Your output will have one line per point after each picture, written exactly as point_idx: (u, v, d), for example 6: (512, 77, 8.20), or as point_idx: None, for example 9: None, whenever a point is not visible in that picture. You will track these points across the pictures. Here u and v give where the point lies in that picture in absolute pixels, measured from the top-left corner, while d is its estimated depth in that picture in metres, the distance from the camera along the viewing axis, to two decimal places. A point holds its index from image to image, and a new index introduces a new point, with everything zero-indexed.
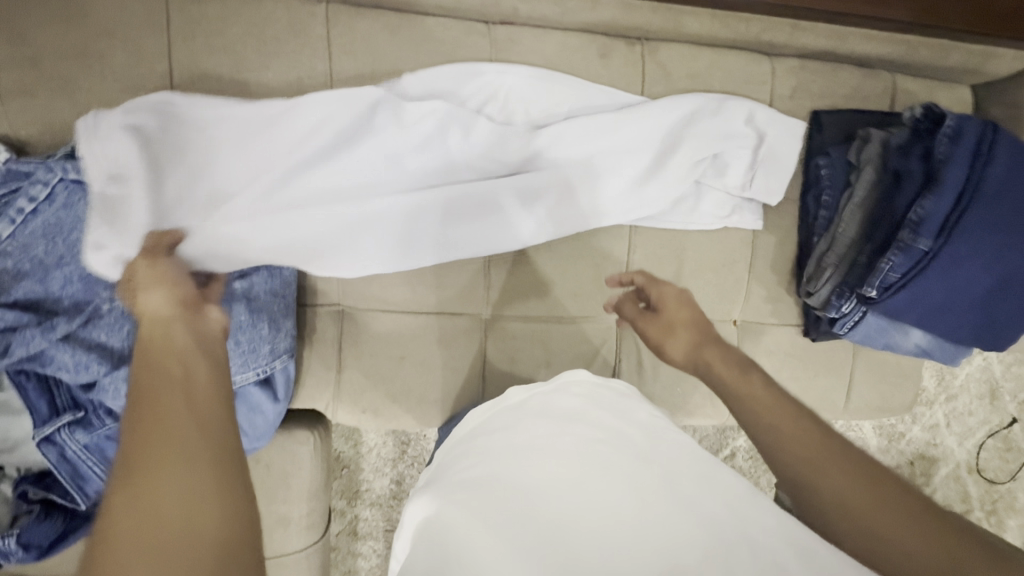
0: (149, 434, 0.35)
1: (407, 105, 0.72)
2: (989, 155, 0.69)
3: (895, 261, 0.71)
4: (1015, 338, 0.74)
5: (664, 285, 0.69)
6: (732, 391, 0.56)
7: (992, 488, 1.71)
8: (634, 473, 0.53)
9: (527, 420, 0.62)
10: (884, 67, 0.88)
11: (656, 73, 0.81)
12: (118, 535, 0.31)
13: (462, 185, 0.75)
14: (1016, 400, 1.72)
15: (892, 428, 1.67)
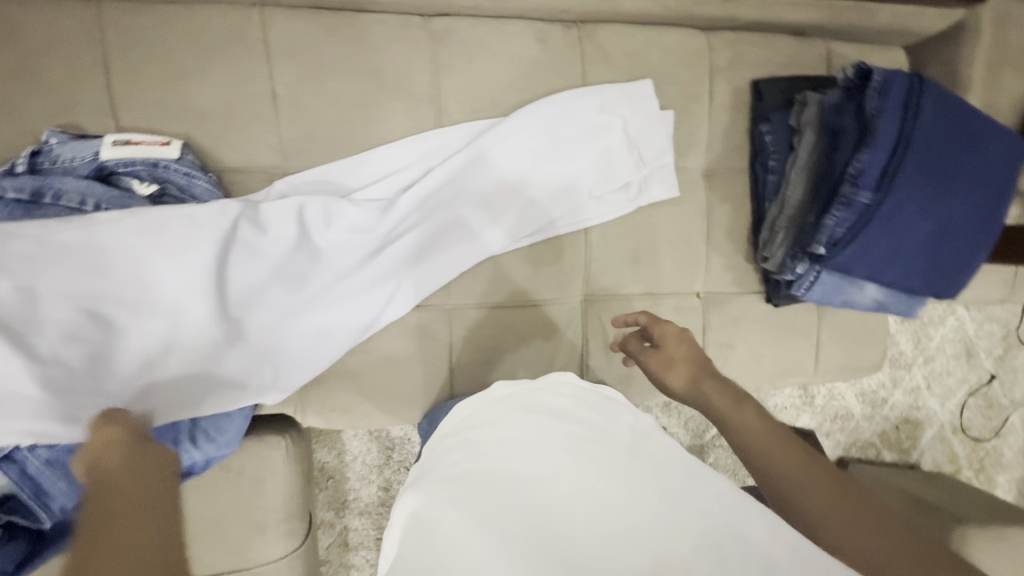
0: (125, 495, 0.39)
1: (264, 208, 0.70)
2: (918, 104, 0.71)
3: (838, 217, 0.73)
4: (960, 281, 0.77)
5: (665, 323, 0.70)
6: (727, 416, 0.56)
7: (977, 446, 1.74)
8: (627, 471, 0.51)
9: (508, 420, 0.58)
10: (817, 35, 0.91)
11: (596, 54, 0.83)
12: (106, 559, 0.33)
13: (405, 230, 0.78)
14: (992, 356, 1.75)
15: (875, 395, 1.69)
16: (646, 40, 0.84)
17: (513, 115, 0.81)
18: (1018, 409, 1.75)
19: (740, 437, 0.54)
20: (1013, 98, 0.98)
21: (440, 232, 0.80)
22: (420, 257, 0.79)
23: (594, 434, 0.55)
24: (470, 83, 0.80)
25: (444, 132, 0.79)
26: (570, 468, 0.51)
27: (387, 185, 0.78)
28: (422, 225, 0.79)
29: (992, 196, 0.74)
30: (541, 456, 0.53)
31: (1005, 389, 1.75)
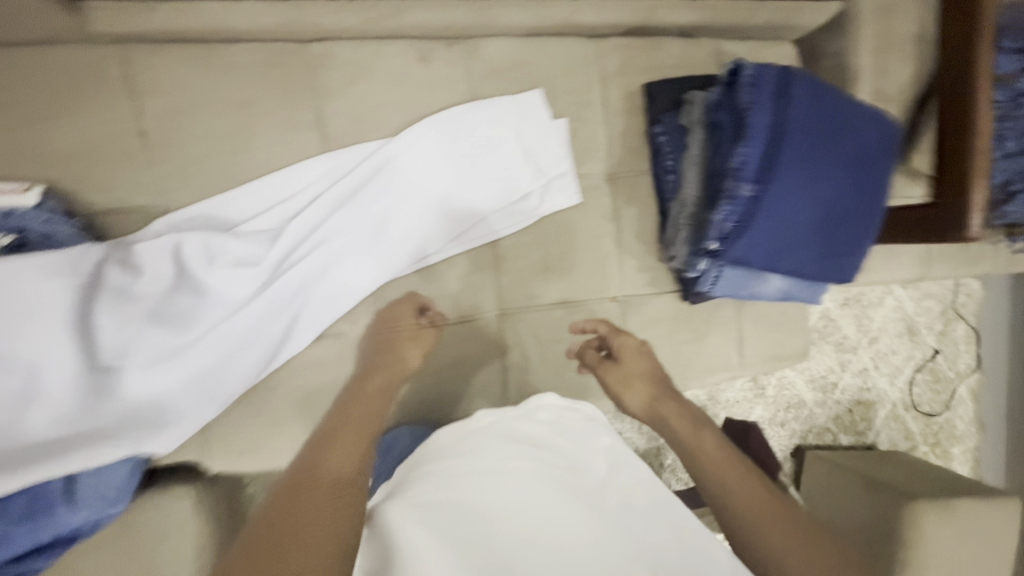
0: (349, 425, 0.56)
1: (136, 250, 0.69)
2: (790, 96, 0.72)
3: (725, 212, 0.73)
4: (854, 263, 0.79)
5: (622, 337, 0.81)
6: (683, 433, 0.65)
7: (930, 421, 1.75)
8: (592, 498, 0.56)
9: (481, 448, 0.61)
10: (704, 34, 0.92)
11: (482, 69, 0.83)
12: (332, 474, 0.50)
13: (298, 258, 0.76)
14: (934, 332, 1.76)
15: (824, 380, 1.69)
16: (533, 51, 0.85)
17: (403, 135, 0.80)
18: (964, 381, 1.76)
19: (700, 463, 0.61)
20: (900, 81, 1.02)
21: (340, 257, 0.78)
22: (322, 284, 0.77)
23: (565, 460, 0.61)
24: (357, 107, 0.80)
25: (329, 157, 0.78)
26: (540, 488, 0.56)
27: (278, 214, 0.76)
28: (320, 251, 0.77)
29: (871, 179, 0.76)
30: (512, 479, 0.56)
31: (950, 362, 1.77)
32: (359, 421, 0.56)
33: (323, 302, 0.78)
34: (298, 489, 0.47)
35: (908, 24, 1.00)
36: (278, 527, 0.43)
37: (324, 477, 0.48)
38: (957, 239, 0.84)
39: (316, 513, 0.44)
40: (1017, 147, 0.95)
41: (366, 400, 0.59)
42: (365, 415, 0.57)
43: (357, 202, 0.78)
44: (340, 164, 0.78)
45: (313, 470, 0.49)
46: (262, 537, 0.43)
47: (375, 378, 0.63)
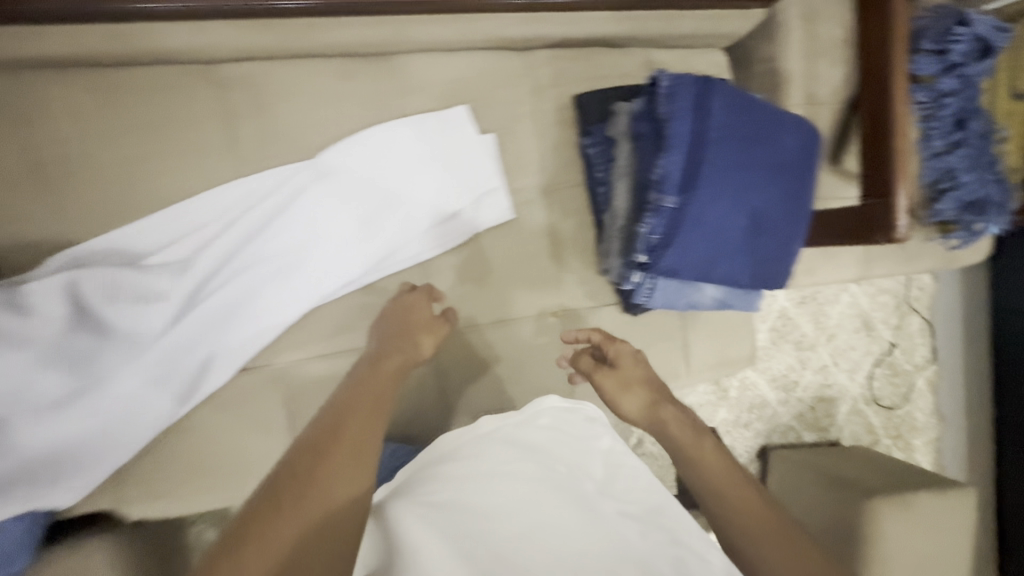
0: (356, 408, 0.48)
1: (26, 290, 0.64)
2: (707, 106, 0.71)
3: (651, 224, 0.72)
4: (784, 270, 0.79)
5: (620, 343, 0.71)
6: (682, 442, 0.61)
7: (891, 415, 1.68)
8: (593, 506, 0.52)
9: (482, 452, 0.55)
10: (635, 43, 0.92)
11: (407, 84, 0.80)
12: (330, 471, 0.43)
13: (213, 289, 0.73)
14: (890, 327, 1.67)
15: (785, 377, 1.62)
16: (458, 65, 0.83)
17: (321, 156, 0.77)
18: (923, 373, 1.69)
19: (693, 477, 0.59)
20: (832, 84, 1.02)
21: (257, 287, 0.75)
22: (242, 317, 0.75)
23: (569, 466, 0.56)
24: (273, 128, 0.76)
25: (241, 183, 0.74)
26: (543, 496, 0.51)
27: (186, 245, 0.72)
28: (234, 283, 0.74)
29: (794, 186, 0.76)
30: (513, 485, 0.51)
31: (907, 355, 1.68)
32: (376, 401, 0.50)
33: (242, 334, 0.75)
34: (307, 474, 0.42)
35: (835, 29, 1.01)
36: (284, 516, 0.40)
37: (338, 468, 0.43)
38: (882, 242, 0.84)
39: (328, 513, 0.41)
40: (944, 146, 0.96)
41: (381, 380, 0.53)
42: (382, 397, 0.50)
43: (277, 226, 0.75)
44: (255, 189, 0.75)
45: (324, 456, 0.43)
46: (263, 519, 0.39)
47: (390, 357, 0.57)
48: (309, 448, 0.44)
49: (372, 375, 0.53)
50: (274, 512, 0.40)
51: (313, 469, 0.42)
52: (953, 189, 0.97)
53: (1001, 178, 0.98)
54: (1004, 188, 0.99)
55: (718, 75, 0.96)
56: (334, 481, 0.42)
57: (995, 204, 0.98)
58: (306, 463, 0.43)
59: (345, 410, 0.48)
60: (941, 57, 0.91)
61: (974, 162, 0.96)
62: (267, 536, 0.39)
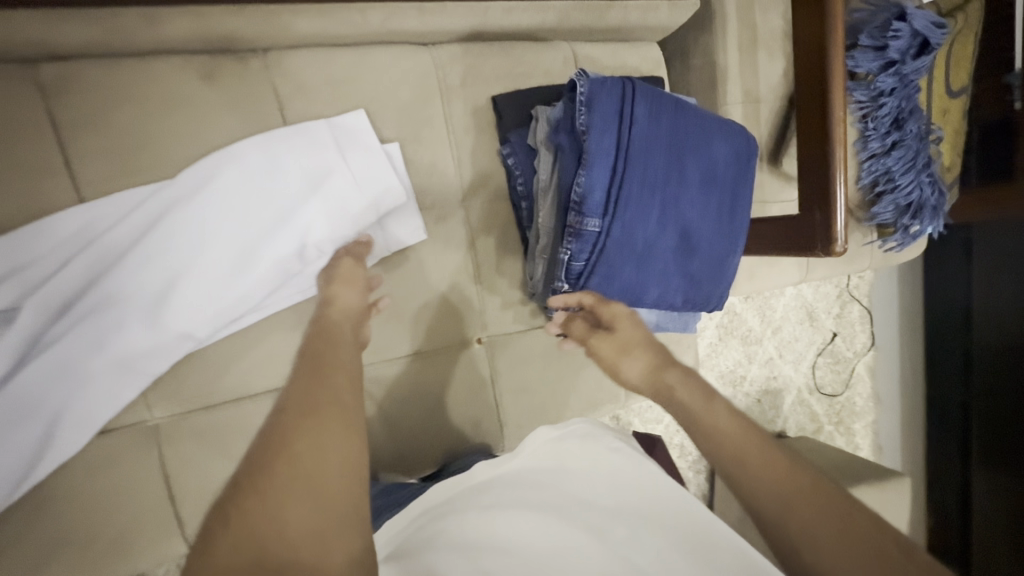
0: (308, 379, 0.44)
1: None
2: (630, 114, 0.63)
3: (573, 249, 0.64)
4: (721, 290, 0.72)
5: (613, 304, 0.63)
6: (695, 411, 0.49)
7: (834, 402, 1.60)
8: (601, 535, 0.51)
9: (491, 487, 0.57)
10: (557, 36, 0.83)
11: (290, 87, 0.69)
12: (295, 445, 0.38)
13: (52, 339, 0.62)
14: (833, 315, 1.59)
15: (734, 373, 1.50)
16: (353, 63, 0.71)
17: (182, 176, 0.64)
18: (863, 359, 1.62)
19: (712, 449, 0.46)
20: (771, 80, 0.96)
21: (110, 335, 0.63)
22: (96, 371, 0.63)
23: (576, 496, 0.55)
24: (119, 142, 0.62)
25: (75, 213, 0.61)
26: (557, 528, 0.51)
27: (12, 292, 0.60)
28: (79, 333, 0.62)
29: (727, 201, 0.70)
30: (526, 518, 0.52)
31: (848, 342, 1.61)
32: (338, 371, 0.45)
33: (94, 391, 0.63)
34: (275, 452, 0.37)
35: (773, 20, 0.95)
36: (267, 498, 0.35)
37: (319, 436, 0.39)
38: (821, 253, 0.80)
39: (324, 482, 0.37)
40: (881, 148, 0.92)
41: (335, 349, 0.49)
42: (341, 365, 0.46)
43: (129, 260, 0.63)
44: (95, 217, 0.62)
45: (300, 429, 0.39)
46: (246, 507, 0.35)
47: (334, 326, 0.53)
48: (278, 428, 0.39)
49: (325, 344, 0.49)
50: (259, 493, 0.35)
51: (287, 443, 0.38)
52: (889, 192, 0.95)
53: (935, 179, 0.95)
54: (939, 189, 0.96)
55: (652, 70, 0.88)
56: (302, 453, 0.38)
57: (930, 207, 0.95)
58: (279, 440, 0.38)
59: (308, 382, 0.43)
60: (879, 53, 0.87)
61: (911, 164, 0.92)
62: (259, 520, 0.34)
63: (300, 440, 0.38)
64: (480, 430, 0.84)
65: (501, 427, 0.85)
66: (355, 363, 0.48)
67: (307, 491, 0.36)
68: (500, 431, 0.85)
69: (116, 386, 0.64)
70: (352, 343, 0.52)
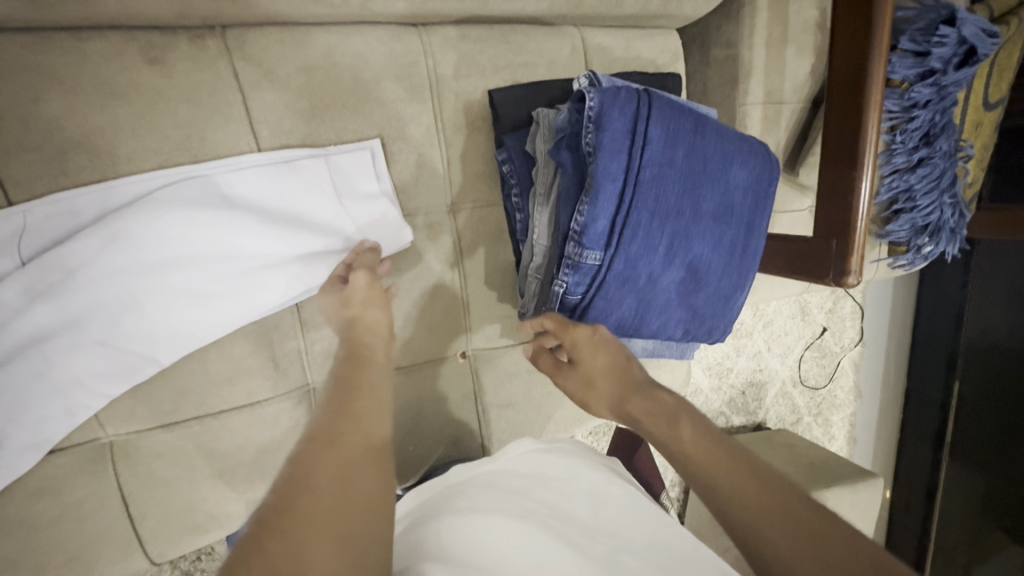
0: (339, 412, 0.45)
1: None
2: (644, 134, 0.56)
3: (568, 282, 0.58)
4: (724, 324, 0.68)
5: (576, 327, 0.59)
6: (659, 435, 0.51)
7: (815, 394, 1.42)
8: (581, 541, 0.49)
9: (470, 488, 0.56)
10: (568, 21, 0.74)
11: (255, 73, 0.60)
12: (320, 477, 0.39)
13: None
14: (826, 308, 1.39)
15: (719, 364, 1.30)
16: (330, 48, 0.62)
17: (134, 181, 0.57)
18: (849, 354, 1.42)
19: (689, 472, 0.47)
20: (797, 78, 0.88)
21: (60, 355, 0.58)
22: (46, 393, 0.58)
23: (556, 507, 0.53)
24: (56, 135, 0.54)
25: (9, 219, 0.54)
26: (536, 533, 0.48)
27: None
28: (25, 352, 0.56)
29: (741, 232, 0.64)
30: (502, 521, 0.49)
31: (837, 336, 1.41)
32: (368, 400, 0.47)
33: (41, 411, 0.58)
34: (304, 482, 0.38)
35: (805, 10, 0.85)
36: (297, 530, 0.35)
37: (345, 470, 0.40)
38: (833, 283, 0.76)
39: (353, 517, 0.38)
40: (906, 163, 0.85)
41: (364, 377, 0.51)
42: (372, 392, 0.49)
43: (75, 274, 0.56)
44: (34, 225, 0.55)
45: (326, 460, 0.40)
46: (275, 537, 0.35)
47: (364, 351, 0.55)
48: (306, 457, 0.41)
49: (354, 377, 0.50)
50: (288, 528, 0.35)
51: (316, 474, 0.39)
52: (908, 211, 0.89)
53: (957, 200, 0.90)
54: (959, 211, 0.91)
55: (669, 64, 0.80)
56: (328, 484, 0.39)
57: (948, 229, 0.91)
58: (307, 472, 0.39)
59: (336, 412, 0.45)
60: (919, 60, 0.79)
61: (935, 183, 0.86)
62: (289, 549, 0.34)
63: (329, 469, 0.40)
64: (460, 446, 0.79)
65: (482, 443, 0.81)
66: (386, 390, 0.50)
67: (331, 525, 0.37)
68: (480, 447, 0.82)
69: (65, 405, 0.59)
70: (382, 368, 0.54)
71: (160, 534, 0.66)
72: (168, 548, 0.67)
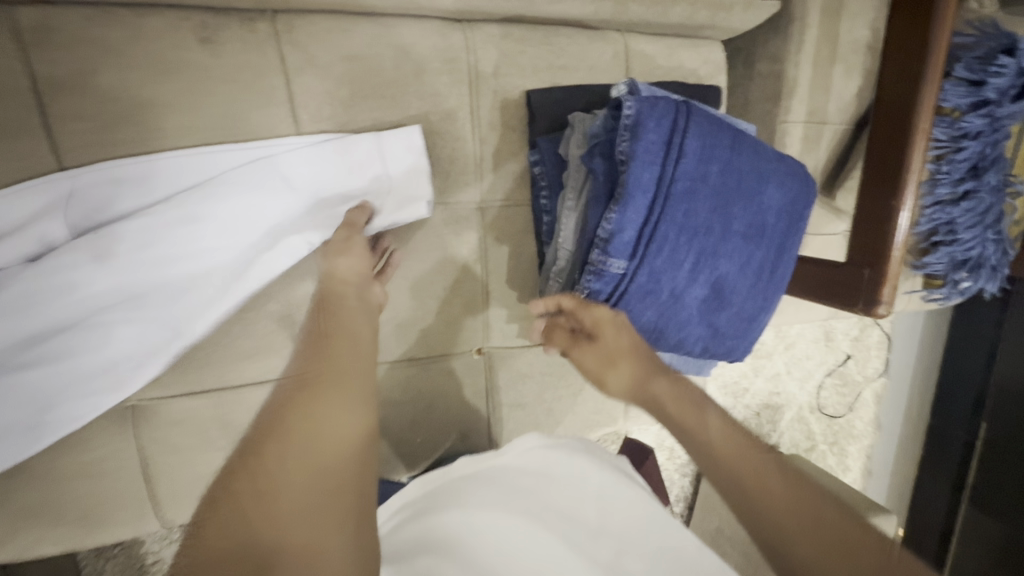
0: (314, 365, 0.46)
1: None
2: (680, 146, 0.56)
3: (591, 289, 0.58)
4: (745, 345, 0.67)
5: (596, 306, 0.57)
6: (683, 425, 0.49)
7: (833, 423, 1.38)
8: (584, 548, 0.48)
9: (474, 483, 0.55)
10: (611, 26, 0.74)
11: (300, 59, 0.61)
12: (286, 421, 0.39)
13: (34, 322, 0.57)
14: (850, 336, 1.36)
15: (736, 384, 1.27)
16: (375, 39, 0.63)
17: (176, 156, 0.59)
18: (871, 385, 1.39)
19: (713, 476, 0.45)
20: (841, 100, 0.86)
21: (104, 326, 0.60)
22: (95, 370, 0.60)
23: (559, 507, 0.52)
24: (107, 105, 0.56)
25: (70, 199, 0.57)
26: (540, 536, 0.49)
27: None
28: (80, 329, 0.59)
29: (771, 253, 0.63)
30: (512, 520, 0.49)
31: (861, 365, 1.38)
32: (352, 361, 0.47)
33: (73, 373, 0.59)
34: (276, 428, 0.39)
35: (855, 30, 0.83)
36: (259, 475, 0.36)
37: (313, 411, 0.41)
38: (862, 312, 0.74)
39: (319, 452, 0.38)
40: (949, 196, 0.82)
41: (342, 327, 0.51)
42: (353, 349, 0.49)
43: (112, 245, 0.58)
44: (73, 189, 0.57)
45: (298, 404, 0.41)
46: (240, 489, 0.35)
47: (342, 299, 0.55)
48: (280, 405, 0.42)
49: (330, 330, 0.51)
50: (252, 474, 0.36)
51: (284, 417, 0.40)
52: (947, 244, 0.85)
53: (1001, 237, 0.86)
54: (1003, 249, 0.88)
55: (711, 76, 0.79)
56: (292, 427, 0.39)
57: (990, 266, 0.87)
58: (278, 425, 0.39)
59: (313, 368, 0.46)
60: (973, 89, 0.77)
61: (979, 218, 0.83)
62: (251, 496, 0.35)
63: (299, 428, 0.39)
64: (469, 440, 0.80)
65: (490, 441, 0.81)
66: (366, 348, 0.50)
67: (293, 466, 0.37)
68: (488, 444, 0.82)
69: (101, 369, 0.61)
70: (360, 318, 0.53)
71: (175, 495, 0.68)
72: (181, 511, 0.69)
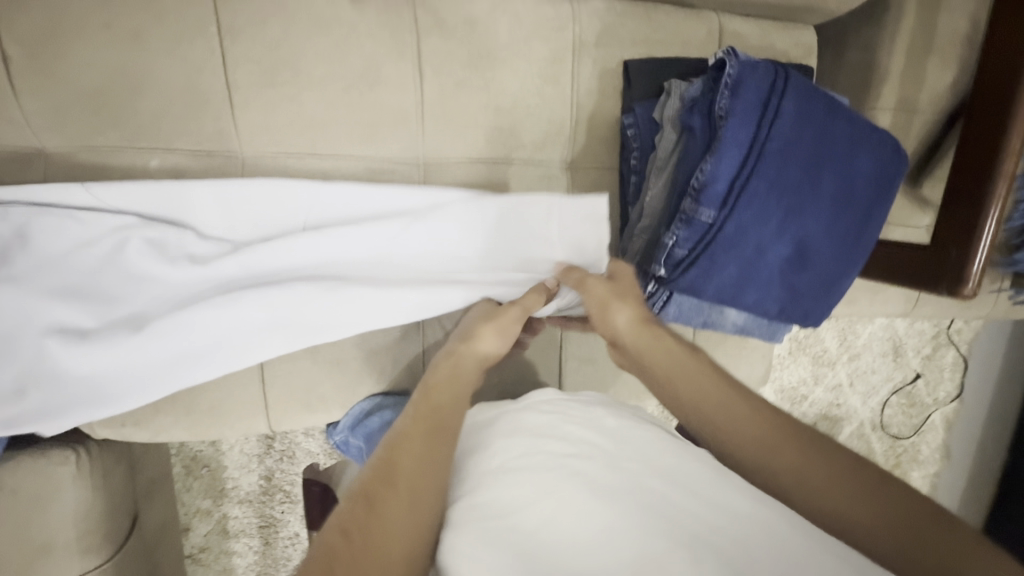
0: (427, 440, 0.48)
1: (36, 235, 0.58)
2: (776, 106, 0.61)
3: (679, 236, 0.62)
4: (822, 310, 0.68)
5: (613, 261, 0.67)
6: (693, 368, 0.55)
7: (895, 444, 1.32)
8: (610, 481, 0.45)
9: (499, 433, 0.52)
10: (707, 6, 0.79)
11: (431, 24, 0.69)
12: (382, 512, 0.41)
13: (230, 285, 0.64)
14: (920, 354, 1.32)
15: (794, 390, 1.25)
16: (497, 7, 0.71)
17: (321, 97, 0.67)
18: (942, 408, 1.33)
19: (762, 453, 0.48)
20: (935, 90, 0.86)
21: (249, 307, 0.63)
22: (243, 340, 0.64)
23: (583, 440, 0.50)
24: (271, 52, 0.64)
25: (232, 157, 0.66)
26: (573, 481, 0.45)
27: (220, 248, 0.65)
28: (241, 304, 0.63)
29: (856, 222, 0.65)
30: (545, 471, 0.46)
31: (931, 386, 1.33)
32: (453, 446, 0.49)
33: (235, 334, 0.64)
34: (367, 522, 0.40)
35: (954, 22, 0.84)
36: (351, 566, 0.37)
37: (407, 510, 0.42)
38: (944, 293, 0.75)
39: (400, 540, 0.40)
40: None
41: (452, 412, 0.52)
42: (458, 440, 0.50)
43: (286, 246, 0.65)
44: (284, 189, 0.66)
45: (396, 499, 0.42)
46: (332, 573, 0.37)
47: (467, 372, 0.56)
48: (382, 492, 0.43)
49: (442, 405, 0.51)
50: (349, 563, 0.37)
51: (384, 508, 0.41)
52: None
53: None
54: None
55: (801, 58, 0.82)
56: (385, 521, 0.41)
57: None
58: (370, 515, 0.41)
59: (429, 446, 0.47)
60: None
61: None
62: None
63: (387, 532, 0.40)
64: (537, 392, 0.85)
65: None
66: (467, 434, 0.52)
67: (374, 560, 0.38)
68: None
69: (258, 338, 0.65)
70: (465, 387, 0.55)
71: (283, 403, 0.77)
72: (286, 420, 0.78)
